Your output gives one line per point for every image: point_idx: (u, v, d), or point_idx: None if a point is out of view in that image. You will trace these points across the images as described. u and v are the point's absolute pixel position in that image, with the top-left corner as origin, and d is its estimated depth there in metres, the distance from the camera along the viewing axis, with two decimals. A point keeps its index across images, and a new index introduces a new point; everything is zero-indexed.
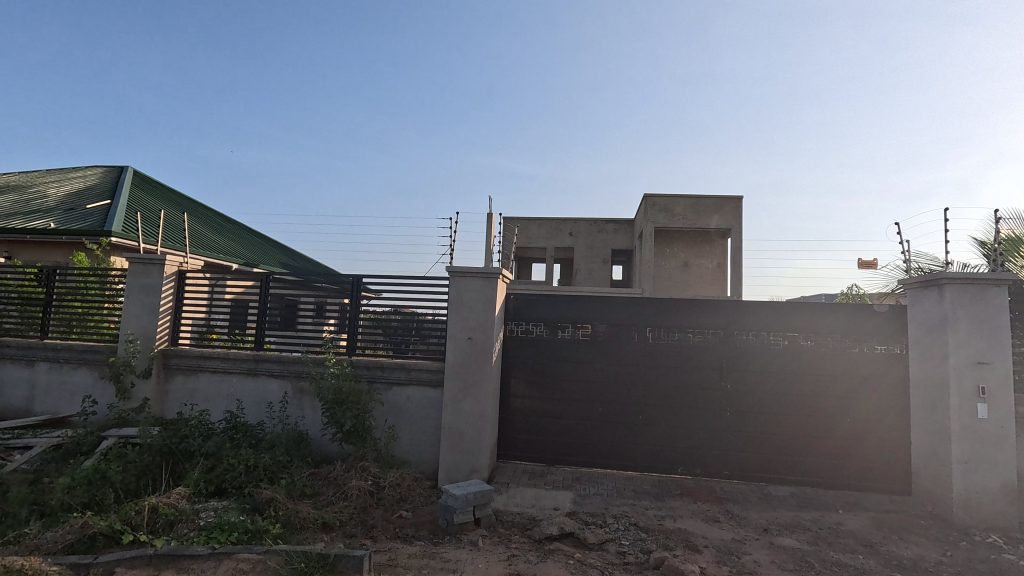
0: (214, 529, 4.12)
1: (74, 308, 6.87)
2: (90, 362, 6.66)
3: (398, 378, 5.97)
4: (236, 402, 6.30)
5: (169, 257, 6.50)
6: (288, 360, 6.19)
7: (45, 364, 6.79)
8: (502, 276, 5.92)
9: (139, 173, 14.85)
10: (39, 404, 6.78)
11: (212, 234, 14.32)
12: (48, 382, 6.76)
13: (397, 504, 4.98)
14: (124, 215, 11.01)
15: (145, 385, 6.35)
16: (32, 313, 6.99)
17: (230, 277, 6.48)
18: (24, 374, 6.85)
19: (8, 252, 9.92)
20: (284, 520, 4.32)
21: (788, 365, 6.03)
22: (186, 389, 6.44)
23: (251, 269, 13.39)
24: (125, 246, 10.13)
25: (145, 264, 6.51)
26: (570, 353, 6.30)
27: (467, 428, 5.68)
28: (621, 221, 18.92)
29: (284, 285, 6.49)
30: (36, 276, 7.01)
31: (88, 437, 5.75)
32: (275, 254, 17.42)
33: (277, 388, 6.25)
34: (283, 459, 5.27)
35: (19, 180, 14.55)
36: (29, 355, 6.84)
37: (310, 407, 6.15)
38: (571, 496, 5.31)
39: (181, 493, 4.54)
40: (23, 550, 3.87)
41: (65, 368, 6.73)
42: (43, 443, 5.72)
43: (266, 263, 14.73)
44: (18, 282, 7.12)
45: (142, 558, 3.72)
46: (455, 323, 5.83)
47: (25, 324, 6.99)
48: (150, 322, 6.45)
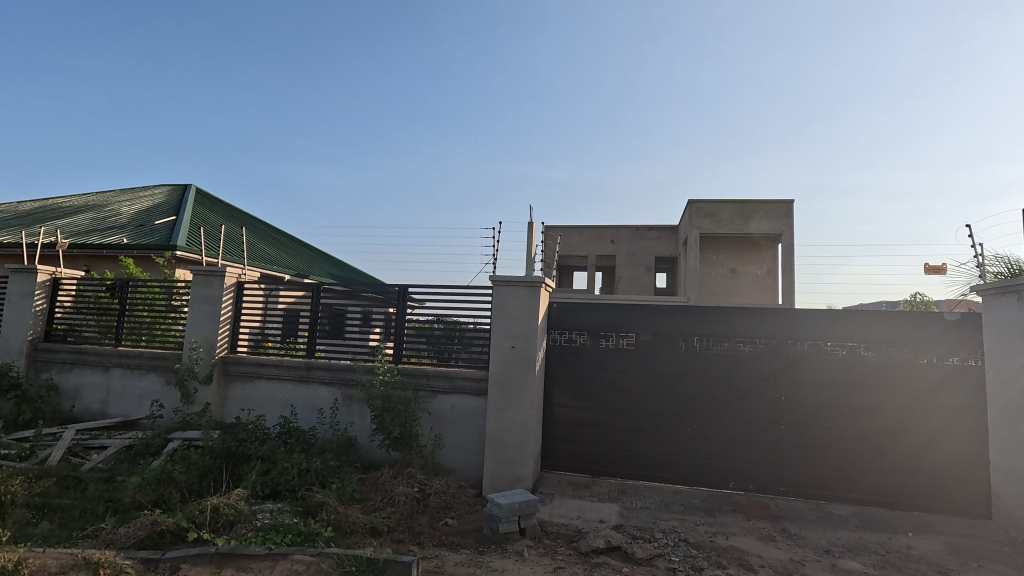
0: (270, 530, 4.27)
1: (143, 317, 7.36)
2: (158, 368, 7.10)
3: (442, 386, 6.05)
4: (290, 408, 6.55)
5: (228, 268, 6.88)
6: (338, 367, 6.40)
7: (119, 369, 7.28)
8: (545, 284, 5.92)
9: (200, 191, 15.74)
10: (112, 406, 7.27)
11: (265, 246, 14.95)
12: (121, 387, 7.24)
13: (442, 511, 5.02)
14: (187, 231, 11.72)
15: (206, 390, 6.69)
16: (107, 322, 7.53)
17: (284, 287, 6.80)
18: (100, 379, 7.36)
19: (86, 265, 10.73)
20: (336, 524, 4.44)
21: (846, 375, 5.72)
22: (243, 395, 6.77)
23: (303, 279, 13.96)
24: (189, 259, 10.79)
25: (207, 276, 6.91)
26: (614, 363, 6.21)
27: (510, 437, 5.68)
28: (664, 228, 18.59)
29: (334, 294, 6.73)
30: (111, 287, 7.56)
31: (155, 439, 6.13)
32: (320, 263, 18.15)
33: (327, 395, 6.45)
34: (333, 464, 5.42)
35: (98, 198, 15.79)
36: (105, 361, 7.35)
37: (358, 414, 6.33)
38: (617, 509, 5.21)
39: (240, 494, 4.75)
40: (99, 544, 4.15)
41: (136, 373, 7.20)
42: (116, 444, 6.14)
43: (317, 274, 15.38)
44: (95, 293, 7.68)
45: (205, 556, 3.90)
46: (498, 332, 5.86)
47: (101, 332, 7.53)
48: (210, 331, 6.82)
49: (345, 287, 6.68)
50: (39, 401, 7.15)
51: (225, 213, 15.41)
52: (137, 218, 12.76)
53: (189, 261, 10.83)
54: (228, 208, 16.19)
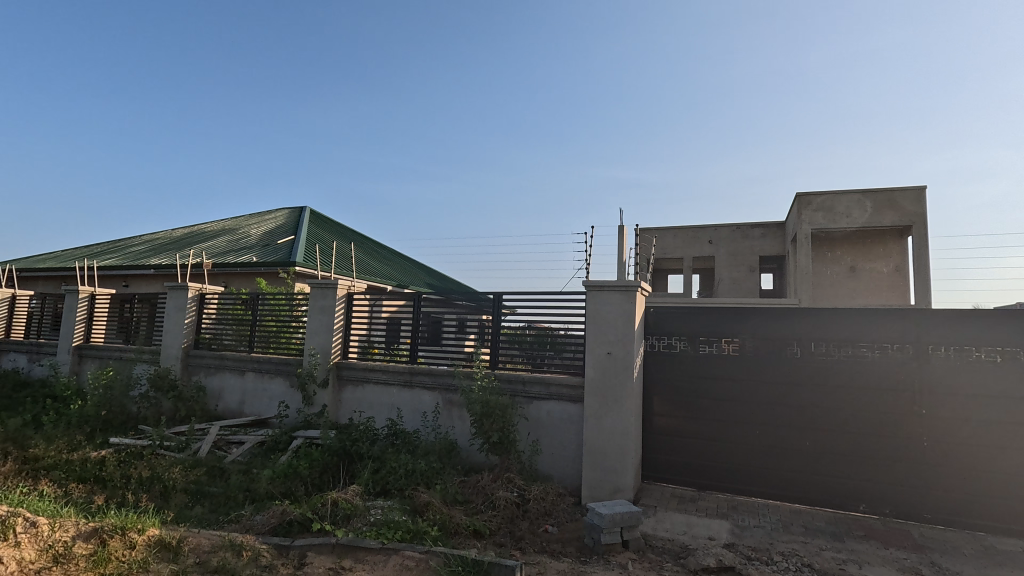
0: (383, 525, 4.54)
1: (271, 326, 8.23)
2: (284, 373, 7.89)
3: (538, 392, 6.08)
4: (396, 411, 6.95)
5: (339, 281, 7.49)
6: (439, 373, 6.68)
7: (252, 373, 8.19)
8: (641, 288, 5.74)
9: (314, 212, 17.33)
10: (247, 406, 8.18)
11: (370, 260, 16.08)
12: (254, 389, 8.14)
13: (542, 518, 5.02)
14: (305, 248, 12.94)
15: (323, 393, 7.31)
16: (242, 331, 8.52)
17: (388, 298, 7.24)
18: (237, 381, 8.33)
19: (224, 281, 12.24)
20: (441, 524, 4.62)
21: (1008, 386, 4.89)
22: (355, 398, 7.29)
23: (403, 289, 14.80)
24: (307, 274, 11.90)
25: (322, 288, 7.57)
26: (719, 370, 5.84)
27: (609, 446, 5.55)
28: (768, 225, 17.25)
29: (433, 303, 7.05)
30: (245, 300, 8.56)
31: (283, 436, 6.80)
32: (419, 274, 19.14)
33: (430, 399, 6.75)
34: (437, 466, 5.66)
35: (233, 223, 17.99)
36: (241, 365, 8.30)
37: (458, 418, 6.55)
38: (727, 526, 4.87)
39: (355, 490, 5.11)
40: (241, 528, 4.68)
41: (266, 377, 8.05)
42: (252, 439, 6.90)
43: (416, 285, 16.22)
44: (232, 306, 8.73)
45: (327, 546, 4.24)
46: (593, 338, 5.77)
47: (238, 340, 8.52)
48: (326, 338, 7.45)
49: (441, 296, 6.97)
50: (191, 400, 8.24)
51: (336, 230, 16.82)
52: (263, 239, 14.34)
53: (307, 276, 11.95)
54: (337, 226, 17.65)
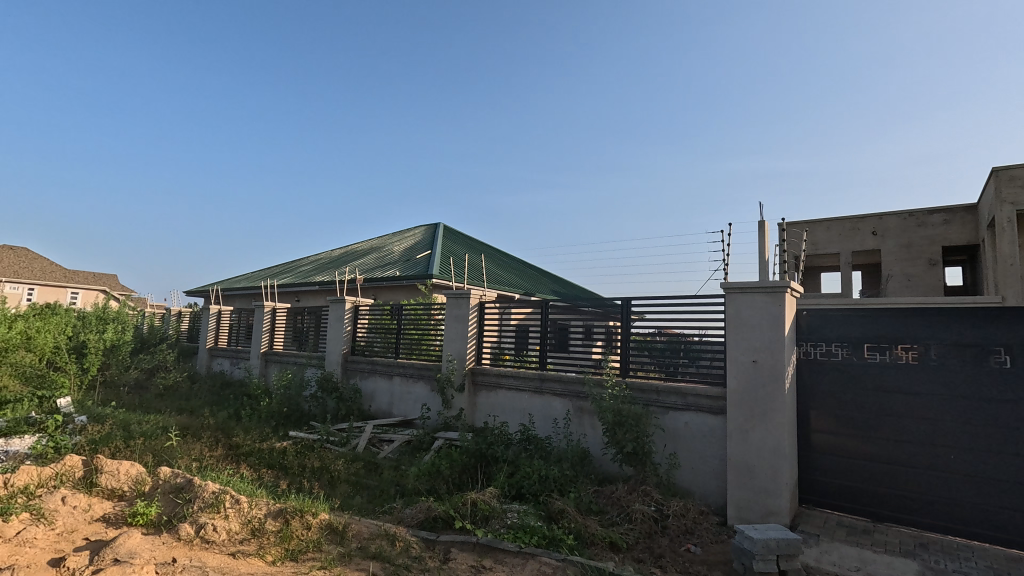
0: (519, 529, 4.64)
1: (413, 335, 8.97)
2: (426, 377, 8.52)
3: (674, 402, 5.76)
4: (528, 416, 7.09)
5: (472, 291, 7.90)
6: (569, 380, 6.68)
7: (399, 377, 8.98)
8: (790, 289, 5.16)
9: (446, 227, 18.55)
10: (395, 407, 8.98)
11: (498, 270, 16.73)
12: (401, 392, 8.90)
13: (684, 536, 4.72)
14: (440, 261, 13.91)
15: (460, 397, 7.73)
16: (389, 339, 9.39)
17: (517, 306, 7.46)
18: (387, 384, 9.19)
19: (373, 294, 13.63)
20: (576, 533, 4.59)
21: None
22: (489, 403, 7.60)
23: (530, 297, 15.11)
24: (442, 285, 12.75)
25: (457, 298, 8.05)
26: (894, 382, 5.00)
27: (758, 464, 5.04)
28: (954, 209, 14.42)
29: (560, 310, 7.09)
30: (391, 311, 9.44)
31: (426, 436, 7.33)
32: (544, 282, 19.39)
33: (560, 406, 6.78)
34: (570, 474, 5.64)
35: (379, 242, 19.97)
36: (389, 370, 9.15)
37: (590, 426, 6.47)
38: (916, 568, 4.12)
39: (492, 492, 5.31)
40: (394, 520, 5.13)
41: (410, 381, 8.76)
42: (400, 438, 7.56)
43: (543, 292, 16.46)
44: (380, 316, 9.69)
45: (468, 544, 4.46)
46: (734, 345, 5.32)
47: (386, 347, 9.41)
48: (461, 345, 7.89)
49: (568, 303, 6.98)
50: (350, 400, 9.28)
51: (466, 244, 17.81)
52: (404, 254, 15.70)
53: (443, 287, 12.80)
54: (468, 239, 18.68)
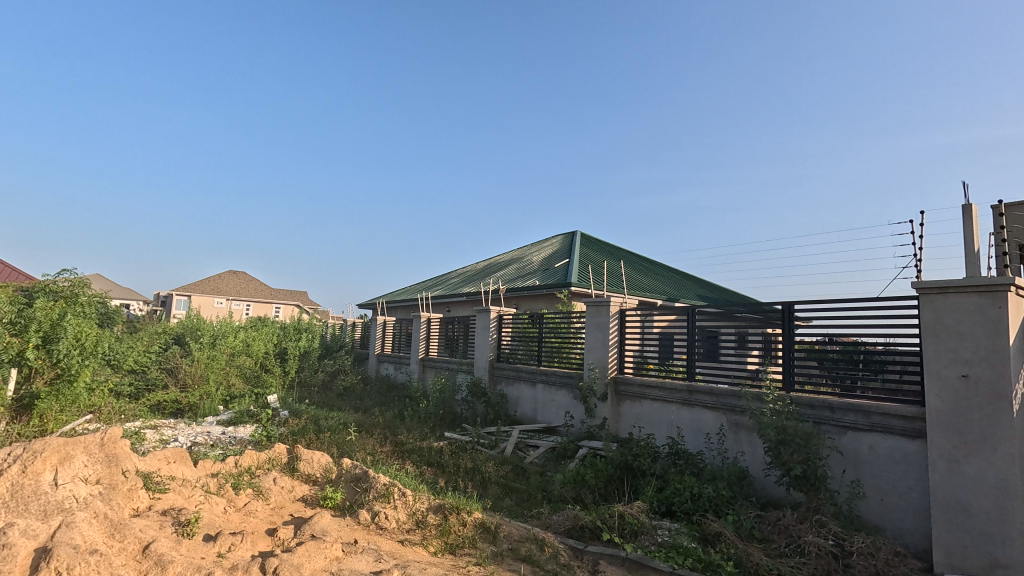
0: (671, 548, 4.42)
1: (554, 343, 9.13)
2: (568, 385, 8.61)
3: (853, 422, 5.00)
4: (677, 429, 6.73)
5: (612, 298, 7.79)
6: (721, 392, 6.19)
7: (542, 385, 9.19)
8: (1016, 287, 4.16)
9: (584, 235, 18.57)
10: (539, 414, 9.20)
11: (638, 276, 16.24)
12: (544, 399, 9.10)
13: None
14: (578, 269, 13.96)
15: (603, 406, 7.64)
16: (531, 347, 9.67)
17: (660, 313, 7.16)
18: (531, 391, 9.47)
19: (516, 304, 14.18)
20: (737, 560, 4.22)
21: None
22: (634, 413, 7.38)
23: (675, 303, 14.35)
24: (582, 293, 12.77)
25: (597, 306, 8.00)
26: None
27: (976, 502, 4.12)
28: None
29: (709, 317, 6.63)
30: (532, 320, 9.72)
31: (570, 444, 7.37)
32: (690, 286, 18.28)
33: (712, 420, 6.31)
34: (727, 494, 5.21)
35: (519, 253, 20.76)
36: (533, 377, 9.42)
37: (748, 443, 5.92)
38: None
39: (641, 507, 5.14)
40: (542, 525, 5.25)
41: (553, 389, 8.91)
42: (545, 444, 7.72)
43: (688, 298, 15.53)
44: (523, 325, 10.03)
45: (617, 558, 4.37)
46: (936, 355, 4.44)
47: (529, 355, 9.71)
48: (603, 354, 7.80)
49: (717, 309, 6.50)
50: (497, 405, 9.76)
51: (605, 250, 17.61)
52: (543, 264, 16.09)
53: (582, 295, 12.81)
54: (605, 245, 18.45)
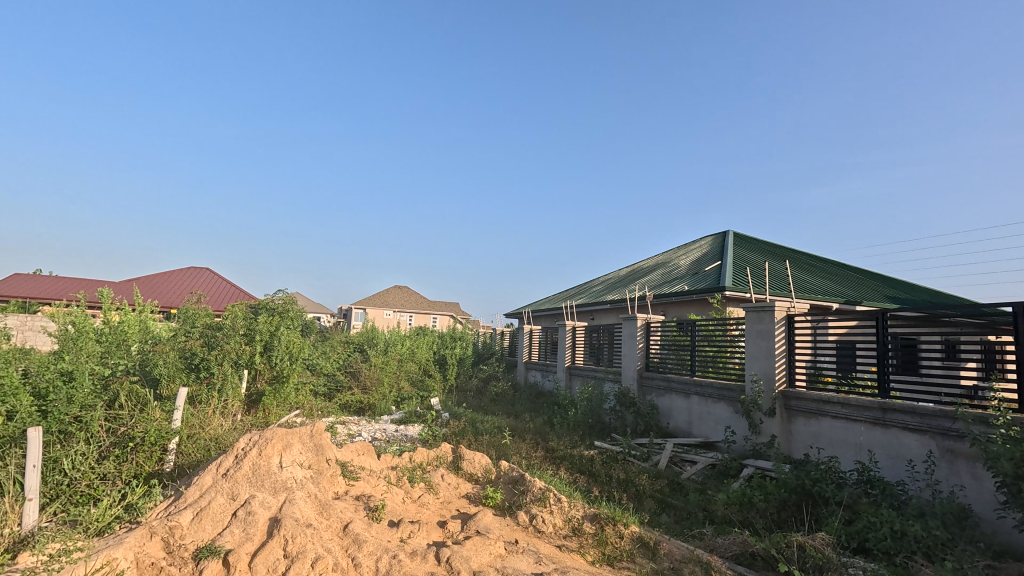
0: None
1: (709, 352, 8.54)
2: (728, 398, 7.97)
3: None
4: (868, 454, 5.81)
5: (777, 303, 7.05)
6: (927, 412, 5.22)
7: (697, 397, 8.65)
8: None
9: (737, 234, 17.11)
10: (695, 427, 8.66)
11: (806, 277, 14.40)
12: (700, 412, 8.55)
13: None
14: (733, 272, 12.89)
15: (771, 423, 6.91)
16: (683, 356, 9.17)
17: (839, 318, 6.29)
18: (684, 403, 8.97)
19: (663, 311, 13.59)
20: None
21: None
22: (810, 432, 6.56)
23: (855, 306, 12.43)
24: (738, 297, 11.76)
25: (759, 312, 7.31)
26: None
27: None
28: None
29: (905, 322, 5.64)
30: (683, 327, 9.23)
31: (733, 462, 6.80)
32: (874, 286, 15.68)
33: (917, 445, 5.35)
34: (942, 536, 4.34)
35: (664, 257, 19.87)
36: (686, 388, 8.91)
37: (970, 476, 4.90)
38: None
39: (825, 540, 4.53)
40: (706, 547, 4.94)
41: (710, 401, 8.33)
42: (704, 461, 7.23)
43: (873, 300, 13.34)
44: (672, 333, 9.57)
45: None
46: None
47: (680, 364, 9.22)
48: (769, 364, 7.07)
49: (918, 313, 5.51)
50: (648, 416, 9.43)
51: (763, 250, 16.00)
52: (692, 268, 15.18)
53: (738, 300, 11.80)
54: (763, 244, 16.76)
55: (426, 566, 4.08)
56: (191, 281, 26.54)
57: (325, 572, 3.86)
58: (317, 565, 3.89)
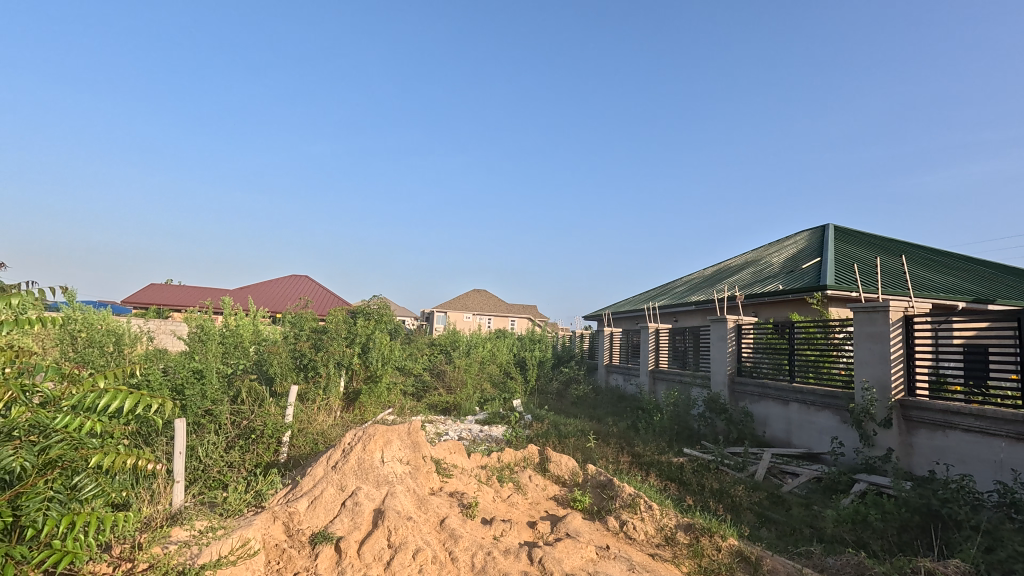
0: None
1: (810, 356, 7.93)
2: (834, 406, 7.35)
3: None
4: (1011, 473, 5.14)
5: (892, 302, 6.41)
6: None
7: (796, 404, 8.06)
8: None
9: (839, 228, 15.71)
10: (795, 437, 8.08)
11: (924, 273, 12.91)
12: (801, 420, 7.96)
13: None
14: (835, 269, 11.87)
15: (887, 434, 6.29)
16: (780, 360, 8.59)
17: (970, 319, 5.60)
18: (782, 411, 8.39)
19: (755, 312, 12.80)
20: None
21: None
22: (935, 446, 5.89)
23: (987, 305, 10.97)
24: (842, 297, 10.80)
25: (869, 312, 6.68)
26: None
27: None
28: None
29: None
30: (779, 329, 8.65)
31: (842, 476, 6.27)
32: (1011, 282, 13.72)
33: None
34: None
35: (754, 255, 18.69)
36: (784, 395, 8.33)
37: None
38: None
39: (960, 567, 4.06)
40: (815, 566, 4.61)
41: (813, 409, 7.74)
42: (807, 473, 6.74)
43: (1010, 298, 11.68)
44: (767, 335, 9.00)
45: None
46: None
47: (776, 369, 8.65)
48: (882, 370, 6.44)
49: None
50: (742, 424, 8.91)
51: (870, 244, 14.58)
52: (786, 265, 14.17)
53: (843, 299, 10.84)
54: (870, 238, 15.27)
55: (520, 565, 4.16)
56: (293, 288, 28.96)
57: (425, 564, 4.07)
58: (417, 557, 4.11)
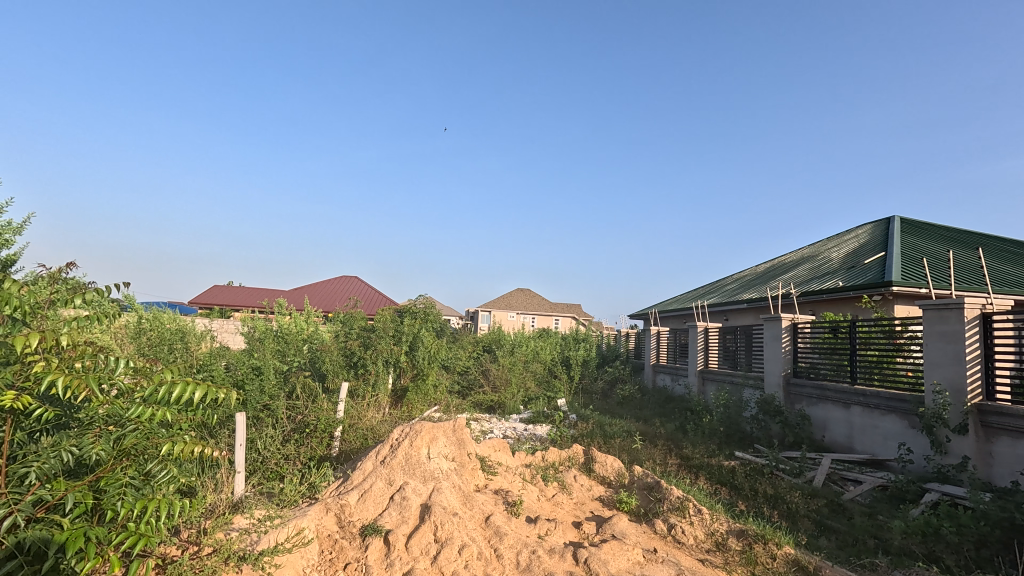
0: None
1: (874, 357, 7.47)
2: (900, 410, 6.89)
3: None
4: None
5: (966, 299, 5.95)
6: None
7: (858, 407, 7.62)
8: None
9: (905, 220, 14.72)
10: (857, 442, 7.64)
11: (1005, 267, 11.88)
12: (863, 425, 7.52)
13: None
14: (901, 264, 11.13)
15: (963, 441, 5.83)
16: (839, 361, 8.14)
17: None
18: (842, 414, 7.95)
19: (812, 310, 12.17)
20: None
21: None
22: (1019, 455, 5.41)
23: None
24: (910, 293, 10.10)
25: (940, 310, 6.23)
26: None
27: None
28: None
29: None
30: (839, 328, 8.20)
31: (911, 485, 5.86)
32: None
33: None
34: None
35: (811, 250, 17.80)
36: (845, 398, 7.89)
37: None
38: None
39: None
40: None
41: (877, 413, 7.29)
42: (871, 481, 6.35)
43: None
44: (825, 335, 8.55)
45: None
46: None
47: (836, 370, 8.20)
48: (956, 373, 6.00)
49: None
50: (798, 427, 8.50)
51: (941, 237, 13.58)
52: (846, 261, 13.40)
53: (911, 296, 10.13)
54: (941, 231, 14.21)
55: (565, 565, 4.14)
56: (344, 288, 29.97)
57: (471, 560, 4.12)
58: (463, 552, 4.16)
